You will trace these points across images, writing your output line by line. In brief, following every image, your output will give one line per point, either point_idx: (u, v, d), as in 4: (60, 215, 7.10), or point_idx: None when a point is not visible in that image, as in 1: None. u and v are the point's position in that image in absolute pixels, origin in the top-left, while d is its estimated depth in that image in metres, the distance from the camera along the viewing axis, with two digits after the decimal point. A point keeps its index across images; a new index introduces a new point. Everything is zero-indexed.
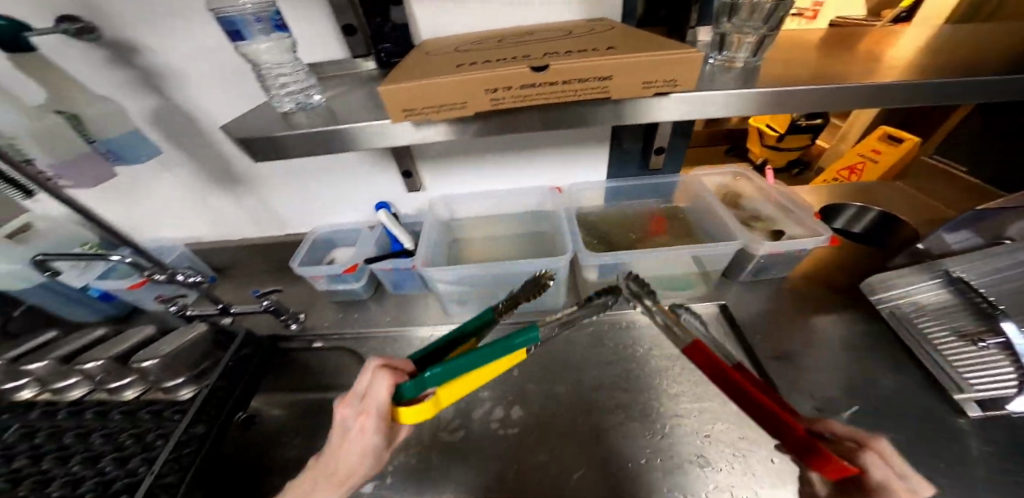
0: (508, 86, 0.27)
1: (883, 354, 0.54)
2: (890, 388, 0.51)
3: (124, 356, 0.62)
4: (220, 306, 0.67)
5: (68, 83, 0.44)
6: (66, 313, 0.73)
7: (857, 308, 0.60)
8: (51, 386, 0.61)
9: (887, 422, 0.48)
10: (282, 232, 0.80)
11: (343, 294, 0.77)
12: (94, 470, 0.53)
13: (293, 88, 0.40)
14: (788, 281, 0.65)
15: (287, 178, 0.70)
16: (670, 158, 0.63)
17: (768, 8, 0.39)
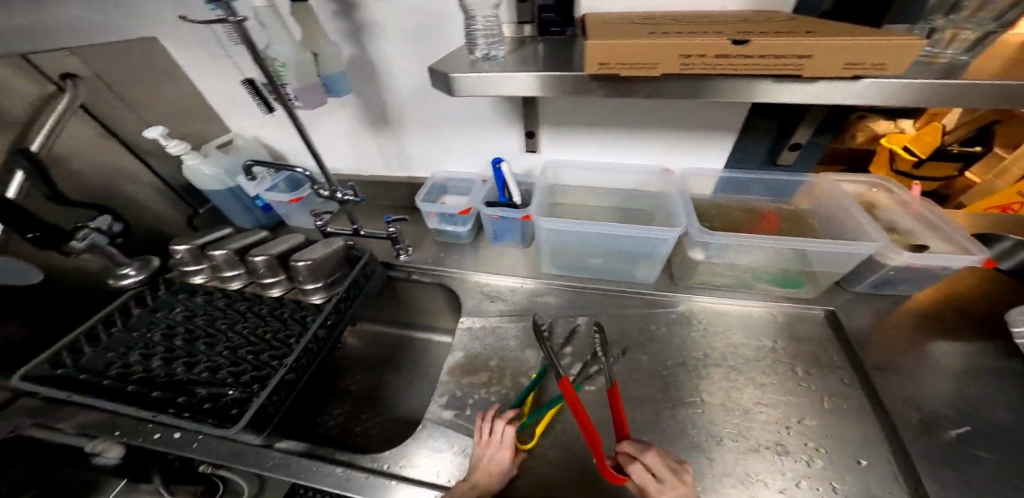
0: (705, 54, 0.32)
1: (1007, 387, 0.52)
2: (1010, 421, 0.49)
3: (282, 256, 0.74)
4: (355, 227, 0.79)
5: (319, 30, 0.57)
6: (238, 217, 0.89)
7: (985, 340, 0.56)
8: (222, 274, 0.77)
9: (1000, 449, 0.46)
10: (406, 174, 0.92)
11: (449, 235, 0.87)
12: (233, 360, 0.66)
13: (487, 33, 0.47)
14: (905, 300, 0.62)
15: (425, 128, 0.81)
16: (803, 156, 0.61)
17: (1005, 5, 0.37)
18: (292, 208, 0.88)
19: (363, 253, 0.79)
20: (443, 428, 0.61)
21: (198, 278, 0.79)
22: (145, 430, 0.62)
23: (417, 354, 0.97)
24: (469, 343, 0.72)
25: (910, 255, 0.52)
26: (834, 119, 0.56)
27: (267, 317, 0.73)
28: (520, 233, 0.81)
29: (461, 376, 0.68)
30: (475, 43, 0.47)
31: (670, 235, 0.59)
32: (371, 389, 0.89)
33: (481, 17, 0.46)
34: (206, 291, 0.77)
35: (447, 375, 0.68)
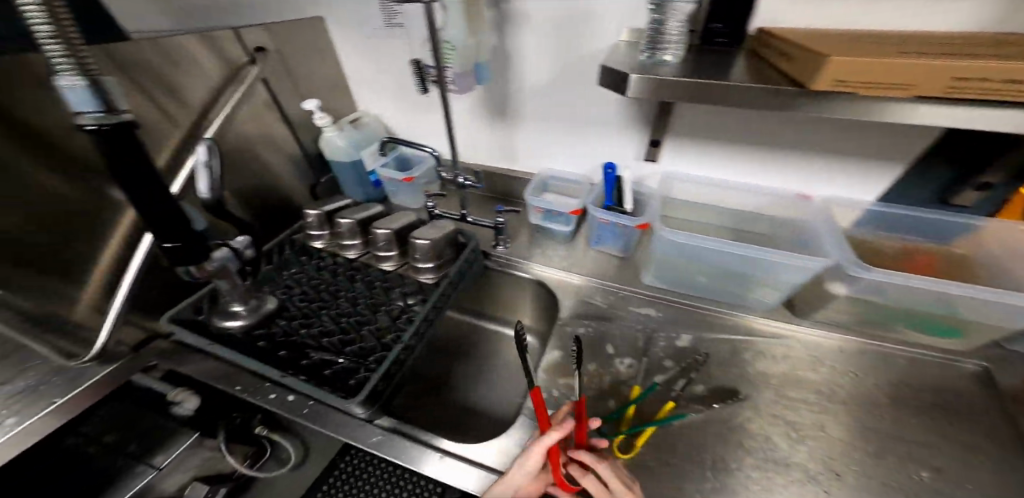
0: (989, 79, 0.32)
1: None
2: None
3: (399, 232, 0.78)
4: (464, 214, 0.82)
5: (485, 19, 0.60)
6: (349, 189, 0.97)
7: None
8: (340, 242, 0.82)
9: None
10: (509, 168, 0.94)
11: (549, 234, 0.88)
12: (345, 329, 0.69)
13: (668, 41, 0.47)
14: None
15: (543, 125, 0.82)
16: (981, 199, 0.58)
17: None
18: (400, 186, 0.93)
19: (471, 242, 0.80)
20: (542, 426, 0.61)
21: (318, 243, 0.85)
22: (262, 388, 0.65)
23: (492, 347, 0.98)
24: (566, 343, 0.72)
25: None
26: (1013, 160, 0.53)
27: (378, 292, 0.76)
28: (623, 241, 0.80)
29: (557, 376, 0.67)
30: (661, 50, 0.48)
31: (819, 263, 0.57)
32: (443, 374, 0.91)
33: (664, 22, 0.46)
34: (325, 257, 0.82)
35: (544, 375, 0.68)
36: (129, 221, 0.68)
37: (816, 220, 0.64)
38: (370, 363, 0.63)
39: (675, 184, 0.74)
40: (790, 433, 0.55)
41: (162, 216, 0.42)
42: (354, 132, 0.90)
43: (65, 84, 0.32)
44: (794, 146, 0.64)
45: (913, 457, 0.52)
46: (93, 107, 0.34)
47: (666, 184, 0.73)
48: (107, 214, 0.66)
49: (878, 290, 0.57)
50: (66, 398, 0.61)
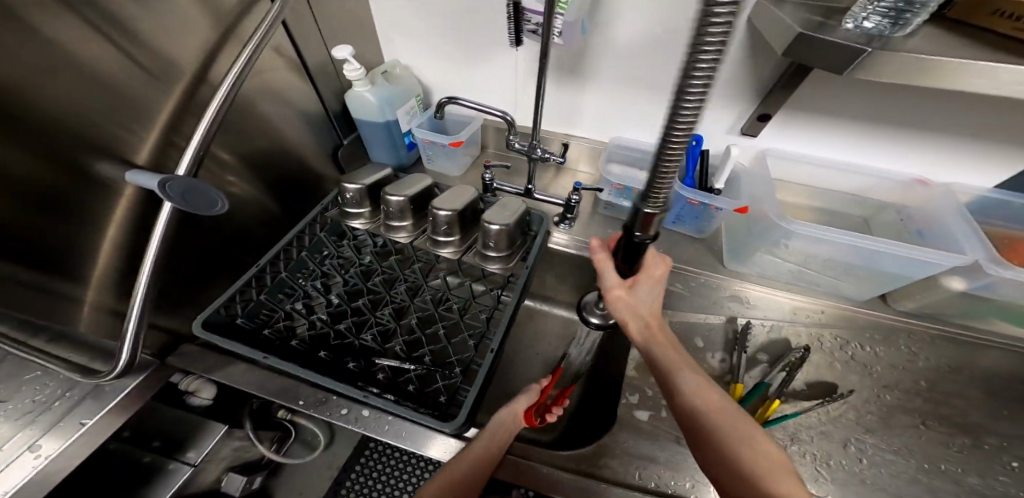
0: None
1: None
2: None
3: (463, 214, 0.66)
4: (529, 187, 0.71)
5: None
6: (378, 154, 0.83)
7: None
8: (388, 221, 0.69)
9: None
10: (567, 132, 0.82)
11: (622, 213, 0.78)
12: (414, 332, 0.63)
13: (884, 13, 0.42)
14: None
15: (625, 87, 0.71)
16: None
17: None
18: (442, 151, 0.80)
19: (541, 224, 0.69)
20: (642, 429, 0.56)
21: (357, 222, 0.71)
22: (329, 404, 0.58)
23: (537, 327, 0.83)
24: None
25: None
26: None
27: (443, 286, 0.67)
28: (704, 221, 0.73)
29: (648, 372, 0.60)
30: (903, 20, 0.42)
31: (960, 261, 0.54)
32: None
33: None
34: (367, 238, 0.71)
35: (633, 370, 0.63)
36: (122, 210, 0.54)
37: (955, 211, 0.61)
38: (454, 374, 0.57)
39: (778, 164, 0.71)
40: (901, 442, 0.53)
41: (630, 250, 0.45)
42: (388, 84, 0.75)
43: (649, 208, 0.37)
44: (925, 125, 0.60)
45: (1006, 446, 0.54)
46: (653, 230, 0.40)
47: (774, 159, 0.70)
48: (95, 203, 0.51)
49: (999, 291, 0.56)
50: (98, 417, 0.53)
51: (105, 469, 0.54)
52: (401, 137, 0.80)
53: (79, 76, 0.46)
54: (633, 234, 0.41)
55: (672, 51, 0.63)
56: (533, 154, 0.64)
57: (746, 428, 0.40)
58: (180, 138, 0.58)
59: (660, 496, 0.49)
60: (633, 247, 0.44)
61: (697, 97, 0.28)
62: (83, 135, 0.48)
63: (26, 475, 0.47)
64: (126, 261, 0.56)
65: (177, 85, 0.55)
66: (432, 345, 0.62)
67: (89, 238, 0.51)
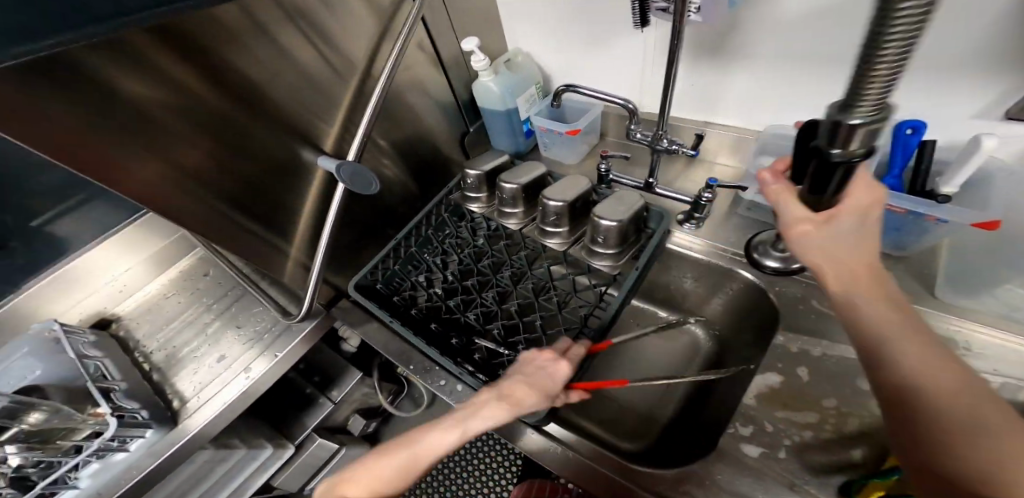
0: None
1: None
2: None
3: (574, 205, 0.65)
4: (649, 181, 0.65)
5: None
6: (499, 143, 0.87)
7: None
8: (502, 208, 0.72)
9: None
10: (704, 119, 0.74)
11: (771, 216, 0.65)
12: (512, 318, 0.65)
13: None
14: None
15: (787, 61, 0.59)
16: None
17: None
18: (559, 138, 0.79)
19: (660, 221, 0.63)
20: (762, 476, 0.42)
21: (474, 206, 0.77)
22: (432, 373, 0.64)
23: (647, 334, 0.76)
24: (792, 365, 0.49)
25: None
26: None
27: (547, 276, 0.67)
28: (907, 234, 0.55)
29: (772, 406, 0.46)
30: None
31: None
32: None
33: None
34: (482, 222, 0.75)
35: None
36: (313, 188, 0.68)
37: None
38: None
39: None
40: None
41: (824, 180, 0.28)
42: (514, 72, 0.79)
43: (859, 118, 0.22)
44: None
45: None
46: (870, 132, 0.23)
47: None
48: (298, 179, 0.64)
49: None
50: (285, 352, 0.67)
51: (285, 394, 0.79)
52: (520, 125, 0.82)
53: (292, 76, 0.57)
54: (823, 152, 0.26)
55: (863, 16, 0.50)
56: (658, 144, 0.58)
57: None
58: (353, 127, 0.70)
59: None
60: (819, 180, 0.29)
61: (913, 18, 0.17)
62: (293, 125, 0.60)
63: (239, 389, 0.62)
64: (313, 228, 0.71)
65: (350, 80, 0.65)
66: (528, 333, 0.63)
67: (292, 206, 0.66)
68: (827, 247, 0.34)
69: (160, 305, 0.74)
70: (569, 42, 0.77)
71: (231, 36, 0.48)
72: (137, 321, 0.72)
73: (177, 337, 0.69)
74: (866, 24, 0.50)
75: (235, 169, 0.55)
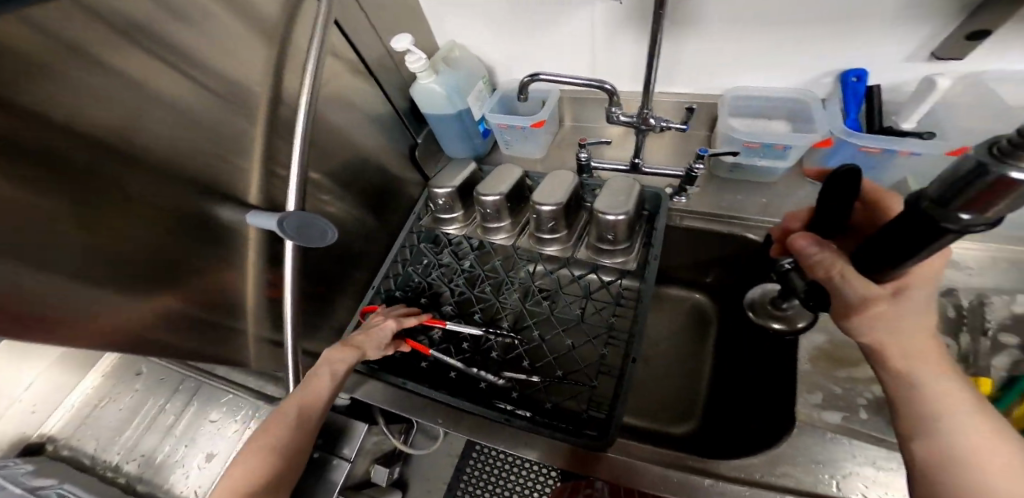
0: None
1: None
2: None
3: (567, 204, 0.59)
4: (636, 162, 0.62)
5: None
6: (451, 148, 0.76)
7: None
8: (485, 224, 0.63)
9: None
10: (662, 89, 0.72)
11: (752, 173, 0.66)
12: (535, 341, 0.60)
13: None
14: None
15: (747, 18, 0.58)
16: None
17: None
18: (522, 134, 0.72)
19: (659, 203, 0.61)
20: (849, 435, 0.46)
21: (450, 228, 0.65)
22: None
23: (661, 313, 0.76)
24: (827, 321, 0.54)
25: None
26: None
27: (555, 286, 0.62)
28: (880, 171, 0.59)
29: (830, 367, 0.51)
30: None
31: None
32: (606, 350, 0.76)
33: None
34: (466, 244, 0.67)
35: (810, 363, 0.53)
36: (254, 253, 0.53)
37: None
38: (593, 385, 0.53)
39: (998, 87, 0.54)
40: None
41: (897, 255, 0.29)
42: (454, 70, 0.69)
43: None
44: None
45: None
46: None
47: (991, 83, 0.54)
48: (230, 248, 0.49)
49: None
50: None
51: None
52: (475, 126, 0.72)
53: (195, 124, 0.42)
54: (949, 219, 0.23)
55: None
56: (646, 124, 0.56)
57: None
58: (280, 166, 0.54)
59: None
60: (902, 246, 0.28)
61: None
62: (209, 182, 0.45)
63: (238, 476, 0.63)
64: (268, 298, 0.57)
65: (267, 111, 0.50)
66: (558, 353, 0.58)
67: (233, 284, 0.51)
68: (890, 326, 0.34)
69: (97, 414, 0.72)
70: (510, 27, 0.69)
71: (50, 70, 0.30)
72: (78, 437, 0.71)
73: (142, 443, 0.68)
74: None
75: (128, 252, 0.38)
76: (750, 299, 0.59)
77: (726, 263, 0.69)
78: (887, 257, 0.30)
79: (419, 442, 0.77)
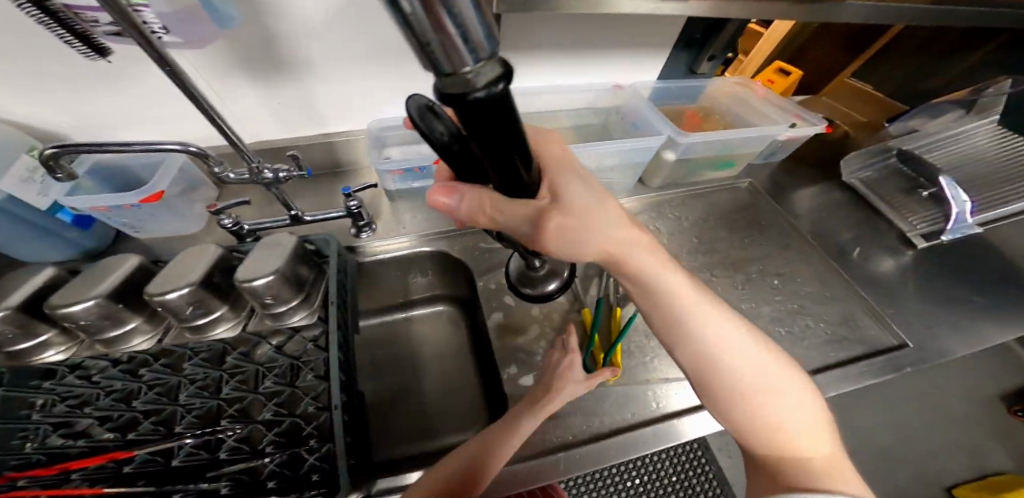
0: None
1: (848, 216, 0.79)
2: (853, 234, 0.77)
3: (210, 282, 0.49)
4: (293, 213, 0.59)
5: None
6: (30, 253, 0.54)
7: (829, 183, 0.86)
8: (101, 337, 0.47)
9: (863, 247, 0.74)
10: (320, 132, 0.73)
11: (413, 191, 0.75)
12: (242, 425, 0.46)
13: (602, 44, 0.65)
14: (778, 168, 0.89)
15: (343, 63, 0.64)
16: (711, 65, 0.87)
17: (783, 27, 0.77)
18: (142, 212, 0.58)
19: (331, 247, 0.60)
20: None
21: (52, 353, 0.47)
22: None
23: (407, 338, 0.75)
24: (500, 299, 0.68)
25: (791, 130, 0.78)
26: (720, 40, 0.80)
27: (248, 359, 0.50)
28: None
29: (511, 338, 0.64)
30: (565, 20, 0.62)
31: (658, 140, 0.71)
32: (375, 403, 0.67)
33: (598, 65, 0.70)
34: (98, 363, 0.47)
35: (499, 340, 0.63)
36: None
37: (681, 68, 0.89)
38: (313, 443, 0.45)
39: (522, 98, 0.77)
40: None
41: (498, 152, 0.31)
42: None
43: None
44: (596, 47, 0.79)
45: (759, 265, 0.71)
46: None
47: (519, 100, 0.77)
48: None
49: (692, 151, 0.74)
50: None
51: None
52: (56, 216, 0.53)
53: None
54: (463, 81, 0.22)
55: (373, 22, 0.60)
56: (264, 177, 0.51)
57: (731, 341, 0.46)
58: None
59: (591, 440, 0.54)
60: (489, 147, 0.30)
61: None
62: None
63: None
64: None
65: None
66: (273, 427, 0.48)
67: None
68: (585, 227, 0.43)
69: None
70: (70, 91, 0.55)
71: None
72: None
73: None
74: (381, 27, 0.61)
75: None
76: (513, 277, 0.68)
77: (437, 276, 0.76)
78: (501, 168, 0.33)
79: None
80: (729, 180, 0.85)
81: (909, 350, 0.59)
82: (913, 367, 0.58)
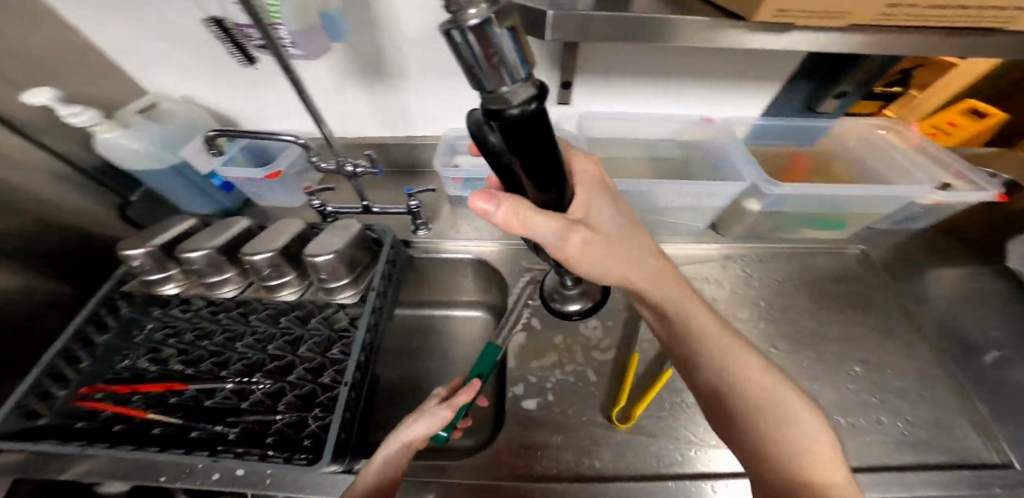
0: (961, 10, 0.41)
1: (997, 314, 0.61)
2: (999, 338, 0.59)
3: (287, 250, 0.60)
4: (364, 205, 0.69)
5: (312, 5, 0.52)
6: (187, 204, 0.74)
7: (979, 266, 0.67)
8: (206, 279, 0.61)
9: (1009, 358, 0.56)
10: (405, 135, 0.83)
11: None
12: (271, 381, 0.56)
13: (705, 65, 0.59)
14: (906, 236, 0.72)
15: (432, 76, 0.72)
16: (840, 103, 0.73)
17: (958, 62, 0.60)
18: (262, 186, 0.74)
19: (387, 237, 0.68)
20: (548, 416, 0.57)
21: (170, 287, 0.63)
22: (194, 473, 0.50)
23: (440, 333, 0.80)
24: (527, 319, 0.68)
25: (939, 193, 0.61)
26: (857, 75, 0.66)
27: (298, 326, 0.61)
28: None
29: (527, 360, 0.64)
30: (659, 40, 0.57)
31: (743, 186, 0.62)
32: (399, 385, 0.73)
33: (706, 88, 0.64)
34: (199, 303, 0.63)
35: (515, 359, 0.64)
36: None
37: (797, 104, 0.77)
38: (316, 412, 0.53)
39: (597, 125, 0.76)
40: None
41: (530, 159, 0.27)
42: (161, 127, 0.67)
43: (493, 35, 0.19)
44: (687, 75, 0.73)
45: (841, 348, 0.59)
46: (504, 27, 0.19)
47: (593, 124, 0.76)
48: None
49: (784, 204, 0.64)
50: None
51: None
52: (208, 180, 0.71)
53: None
54: (502, 102, 0.22)
55: None
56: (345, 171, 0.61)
57: (775, 388, 0.39)
58: None
59: (598, 479, 0.50)
60: (526, 155, 0.27)
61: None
62: None
63: None
64: None
65: None
66: (296, 388, 0.56)
67: None
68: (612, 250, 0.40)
69: None
70: (235, 87, 0.72)
71: None
72: None
73: None
74: None
75: None
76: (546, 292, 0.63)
77: (478, 282, 0.79)
78: (538, 176, 0.30)
79: (324, 480, 0.49)
80: (831, 241, 0.70)
81: (1011, 471, 0.46)
82: (1004, 491, 0.45)
